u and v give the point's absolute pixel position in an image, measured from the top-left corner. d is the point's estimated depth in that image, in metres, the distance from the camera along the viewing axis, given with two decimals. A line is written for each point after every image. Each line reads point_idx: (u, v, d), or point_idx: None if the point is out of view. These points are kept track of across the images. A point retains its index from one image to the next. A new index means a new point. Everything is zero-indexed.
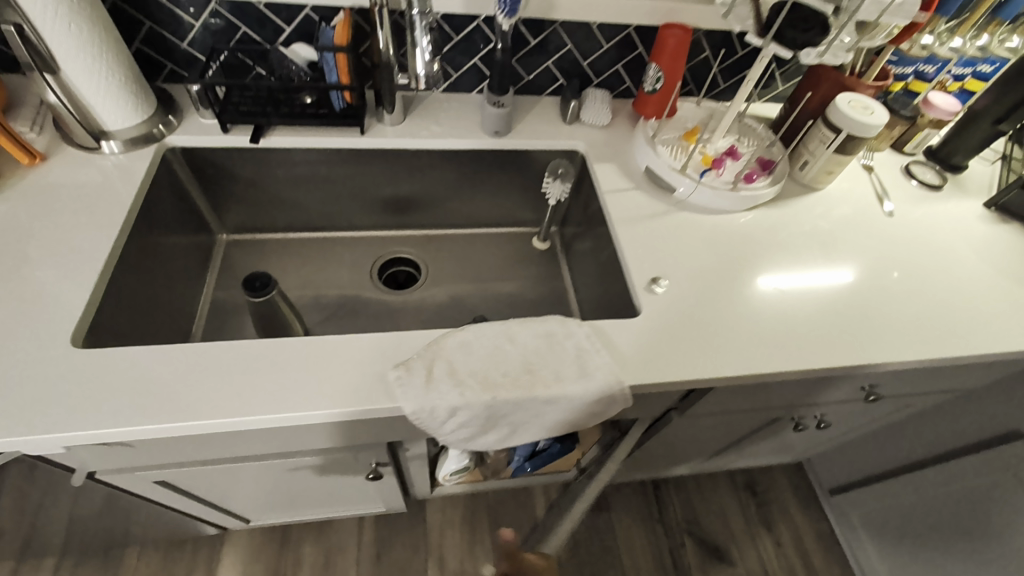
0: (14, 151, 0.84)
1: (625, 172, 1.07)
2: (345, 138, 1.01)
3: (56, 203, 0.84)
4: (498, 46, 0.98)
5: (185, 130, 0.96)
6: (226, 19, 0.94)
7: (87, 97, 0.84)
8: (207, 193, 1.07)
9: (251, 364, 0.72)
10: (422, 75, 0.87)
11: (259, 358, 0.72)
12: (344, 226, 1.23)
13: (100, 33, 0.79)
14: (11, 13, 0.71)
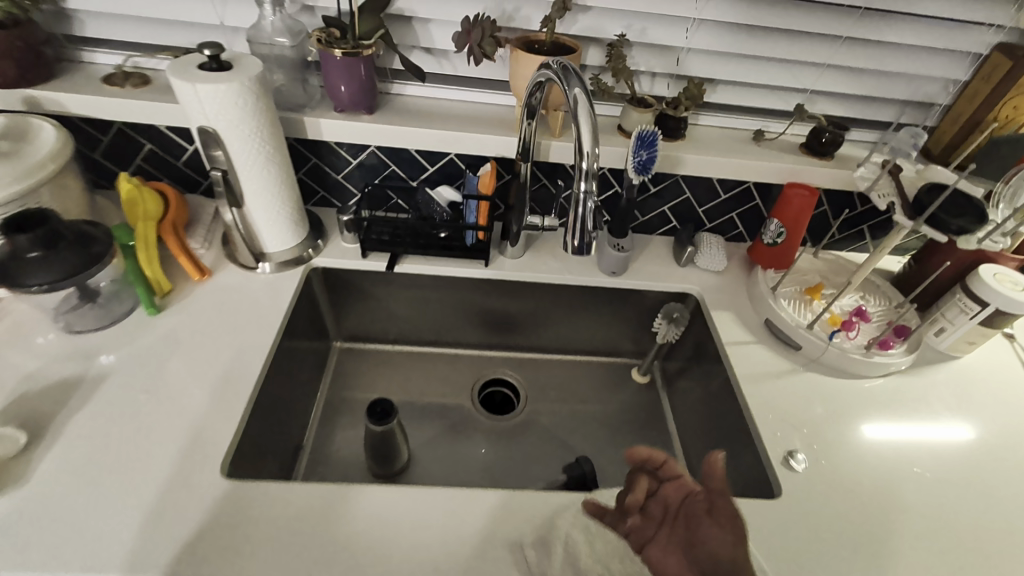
0: (190, 268, 0.93)
1: (744, 322, 1.04)
2: (470, 269, 1.06)
3: (216, 318, 0.90)
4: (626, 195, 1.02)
5: (329, 254, 1.04)
6: (380, 159, 1.05)
7: (258, 226, 0.93)
8: (332, 305, 1.14)
9: (383, 513, 0.70)
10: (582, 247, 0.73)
11: (391, 508, 0.70)
12: (448, 342, 1.25)
13: (283, 176, 0.90)
14: (221, 162, 0.82)
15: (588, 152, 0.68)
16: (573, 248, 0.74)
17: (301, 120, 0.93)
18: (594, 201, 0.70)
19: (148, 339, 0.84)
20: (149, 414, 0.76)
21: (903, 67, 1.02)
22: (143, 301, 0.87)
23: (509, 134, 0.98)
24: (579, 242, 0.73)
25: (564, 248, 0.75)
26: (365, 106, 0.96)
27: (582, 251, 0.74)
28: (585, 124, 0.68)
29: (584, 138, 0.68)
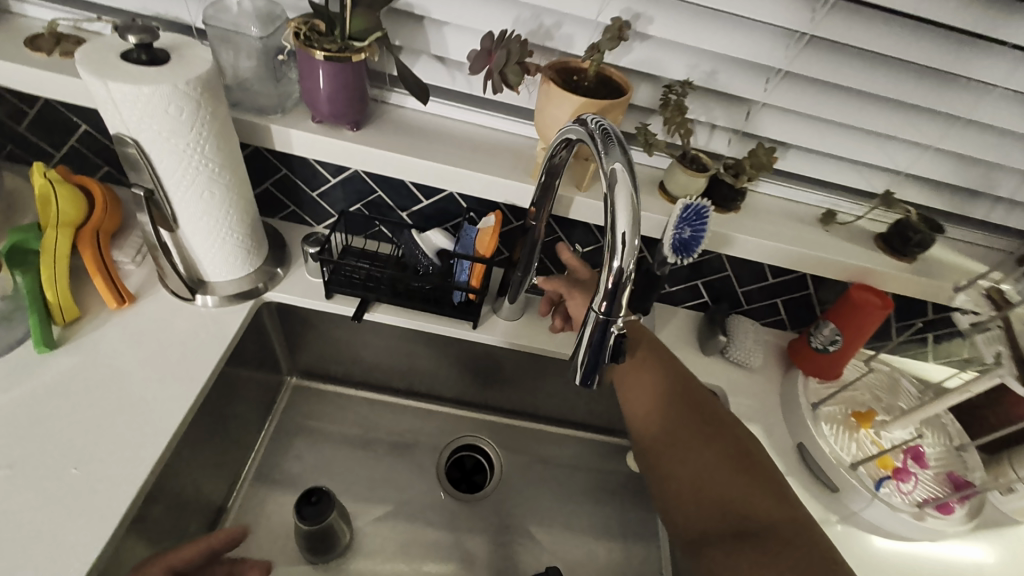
0: (107, 294, 0.75)
1: (772, 443, 0.86)
2: (454, 330, 0.87)
3: (125, 360, 0.72)
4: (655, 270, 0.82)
5: (286, 287, 0.86)
6: (364, 181, 0.86)
7: (197, 253, 0.74)
8: (287, 339, 0.96)
9: None
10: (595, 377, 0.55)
11: None
12: (420, 393, 1.07)
13: (234, 199, 0.71)
14: (146, 178, 0.63)
15: (623, 240, 0.49)
16: (579, 376, 0.56)
17: (269, 127, 0.75)
18: (620, 327, 0.52)
19: (31, 385, 0.67)
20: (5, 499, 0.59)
21: None
22: (34, 334, 0.69)
23: (524, 179, 0.79)
24: (587, 370, 0.55)
25: (568, 368, 0.58)
26: (349, 120, 0.76)
27: (590, 383, 0.56)
28: (623, 204, 0.48)
29: (619, 221, 0.49)
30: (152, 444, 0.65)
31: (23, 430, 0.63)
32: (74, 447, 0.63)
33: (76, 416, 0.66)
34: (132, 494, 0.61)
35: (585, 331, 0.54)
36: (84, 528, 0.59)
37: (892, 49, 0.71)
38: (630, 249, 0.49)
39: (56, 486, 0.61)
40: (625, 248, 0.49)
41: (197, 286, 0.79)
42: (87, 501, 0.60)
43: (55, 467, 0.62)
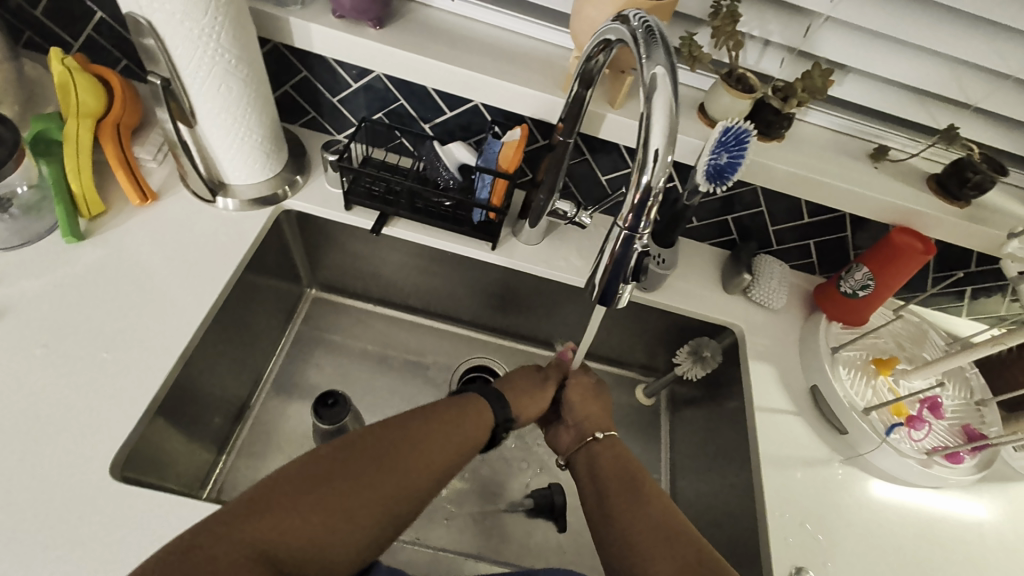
0: (131, 191, 0.75)
1: (785, 383, 0.86)
2: (472, 251, 0.86)
3: (148, 256, 0.73)
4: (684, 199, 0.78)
5: (306, 196, 0.85)
6: (387, 88, 0.82)
7: (216, 154, 0.73)
8: (307, 250, 0.97)
9: None
10: (612, 295, 0.54)
11: None
12: (436, 313, 1.09)
13: (252, 96, 0.69)
14: (162, 66, 0.61)
15: (655, 152, 0.46)
16: (596, 293, 0.55)
17: (288, 20, 0.71)
18: (643, 245, 0.51)
19: (62, 273, 0.69)
20: (40, 377, 0.62)
21: None
22: (61, 225, 0.70)
23: (554, 92, 0.74)
24: (606, 286, 0.54)
25: (586, 289, 0.58)
26: (371, 17, 0.71)
27: (607, 301, 0.55)
28: (658, 111, 0.45)
29: (653, 131, 0.45)
30: (179, 338, 0.68)
31: (56, 314, 0.66)
32: (103, 333, 0.66)
33: (104, 306, 0.68)
34: (160, 380, 0.64)
35: (604, 251, 0.53)
36: (116, 407, 0.62)
37: None
38: (662, 163, 0.46)
39: (87, 368, 0.63)
40: (658, 163, 0.46)
41: (217, 188, 0.79)
42: (118, 383, 0.63)
43: (87, 351, 0.64)
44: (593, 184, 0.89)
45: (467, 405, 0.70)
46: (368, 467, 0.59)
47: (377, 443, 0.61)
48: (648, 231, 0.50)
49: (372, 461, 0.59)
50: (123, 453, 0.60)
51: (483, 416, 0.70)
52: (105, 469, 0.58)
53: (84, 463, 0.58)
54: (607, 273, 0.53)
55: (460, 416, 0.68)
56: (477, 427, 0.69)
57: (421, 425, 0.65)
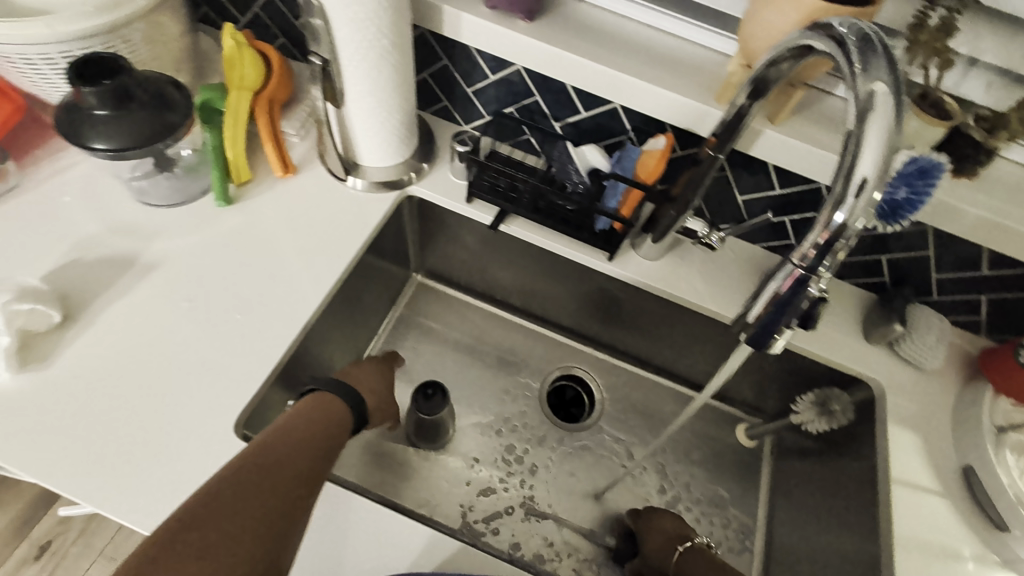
0: (276, 161, 0.79)
1: (931, 457, 0.74)
2: (588, 259, 0.82)
3: (281, 226, 0.76)
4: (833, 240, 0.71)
5: (430, 183, 0.85)
6: (525, 83, 0.80)
7: (356, 134, 0.75)
8: (419, 236, 0.98)
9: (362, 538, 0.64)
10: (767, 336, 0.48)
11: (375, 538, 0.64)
12: (533, 314, 1.06)
13: (399, 81, 0.69)
14: (325, 47, 0.63)
15: (860, 183, 0.39)
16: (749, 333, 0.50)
17: (442, 8, 0.70)
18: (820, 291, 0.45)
19: (209, 234, 0.74)
20: (184, 327, 0.66)
21: None
22: (215, 188, 0.75)
23: (709, 101, 0.67)
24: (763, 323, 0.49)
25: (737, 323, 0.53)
26: (525, 8, 0.69)
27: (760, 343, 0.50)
28: (876, 135, 0.39)
29: (864, 162, 0.39)
30: (304, 310, 0.70)
31: (201, 271, 0.70)
32: (238, 296, 0.69)
33: (242, 270, 0.71)
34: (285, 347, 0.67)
35: (767, 287, 0.48)
36: (245, 368, 0.65)
37: None
38: (866, 198, 0.40)
39: (223, 327, 0.67)
40: (861, 195, 0.39)
41: (350, 167, 0.81)
42: (249, 344, 0.66)
43: (223, 310, 0.68)
44: (727, 203, 0.82)
45: (306, 406, 0.63)
46: (216, 508, 0.50)
47: (226, 488, 0.51)
48: (829, 272, 0.44)
49: (225, 508, 0.50)
50: (246, 412, 0.63)
51: (331, 422, 0.63)
52: (229, 426, 0.61)
53: (213, 417, 0.62)
54: (764, 308, 0.47)
55: (305, 425, 0.60)
56: (322, 432, 0.61)
57: (261, 448, 0.55)
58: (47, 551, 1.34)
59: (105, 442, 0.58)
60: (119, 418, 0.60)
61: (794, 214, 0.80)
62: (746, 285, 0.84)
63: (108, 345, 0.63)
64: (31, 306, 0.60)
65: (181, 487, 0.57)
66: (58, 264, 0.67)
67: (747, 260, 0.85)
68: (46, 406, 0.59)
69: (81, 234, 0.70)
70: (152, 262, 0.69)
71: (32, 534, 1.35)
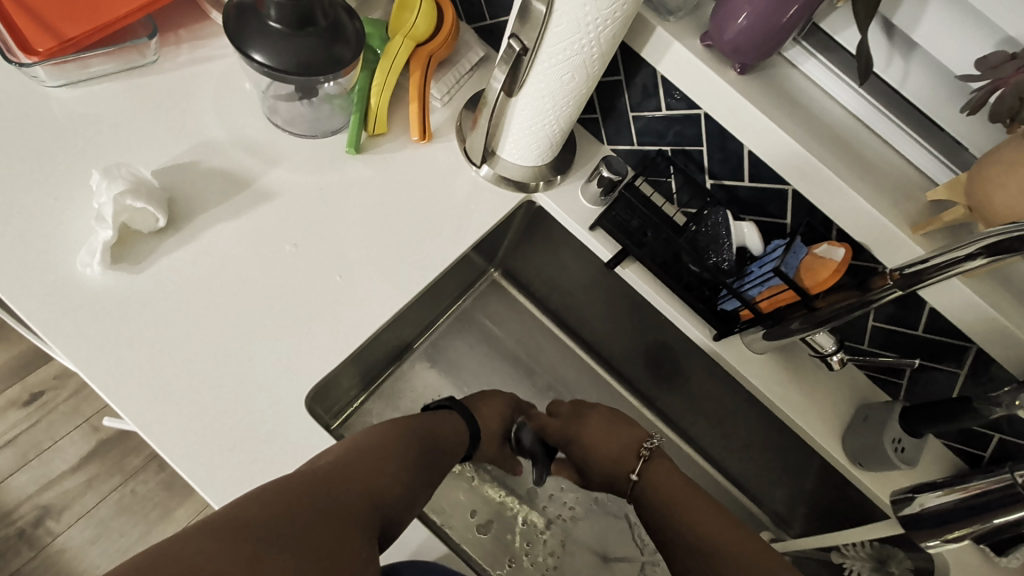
0: (416, 123, 0.73)
1: None
2: (694, 333, 0.76)
3: (402, 193, 0.71)
4: (999, 412, 0.64)
5: (558, 196, 0.79)
6: (698, 131, 0.73)
7: (511, 127, 0.70)
8: (517, 238, 0.92)
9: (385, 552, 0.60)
10: (933, 541, 0.61)
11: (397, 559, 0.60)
12: (598, 351, 1.02)
13: (581, 92, 0.64)
14: (529, 34, 0.57)
15: None
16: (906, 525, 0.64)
17: (655, 29, 0.64)
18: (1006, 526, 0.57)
19: (330, 179, 0.69)
20: (280, 271, 0.62)
21: None
22: (350, 134, 0.70)
23: (901, 225, 0.61)
24: (924, 523, 0.62)
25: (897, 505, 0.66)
26: (742, 61, 0.63)
27: (916, 535, 0.63)
28: None
29: None
30: (402, 295, 0.65)
31: (311, 215, 0.66)
32: (343, 257, 0.65)
33: (350, 229, 0.67)
34: (374, 328, 0.62)
35: (952, 493, 0.60)
36: (330, 339, 0.60)
37: None
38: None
39: (319, 285, 0.62)
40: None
41: (488, 155, 0.75)
42: (341, 313, 0.62)
43: (324, 270, 0.63)
44: (856, 321, 0.76)
45: (441, 414, 0.74)
46: (365, 461, 0.55)
47: (377, 449, 0.58)
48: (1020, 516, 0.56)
49: (374, 461, 0.56)
50: (319, 385, 0.59)
51: (444, 429, 0.72)
52: (301, 396, 0.57)
53: (288, 380, 0.57)
54: (944, 519, 0.60)
55: (437, 432, 0.70)
56: (432, 433, 0.68)
57: (386, 431, 0.61)
58: (38, 400, 1.26)
59: (175, 373, 0.55)
60: (190, 349, 0.56)
61: (926, 360, 0.74)
62: (844, 414, 0.78)
63: (203, 267, 0.59)
64: (142, 206, 0.57)
65: (240, 444, 0.54)
66: (170, 164, 0.63)
67: (849, 385, 0.80)
68: (124, 318, 0.55)
69: (203, 137, 0.66)
70: (268, 191, 0.65)
71: (29, 379, 1.28)
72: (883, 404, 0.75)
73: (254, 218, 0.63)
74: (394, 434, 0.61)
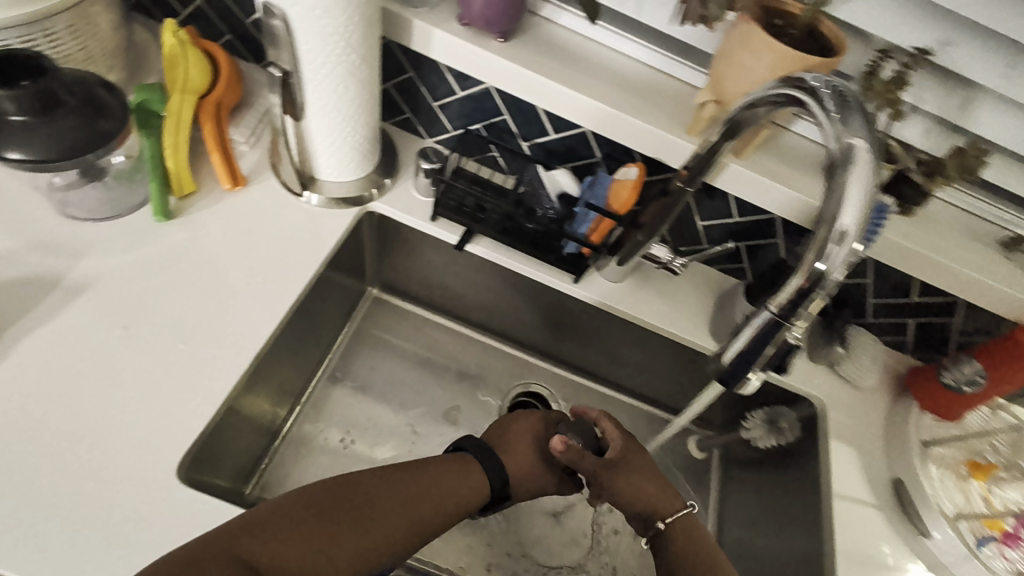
0: (223, 173, 0.73)
1: (867, 472, 0.80)
2: (555, 281, 0.81)
3: (228, 246, 0.70)
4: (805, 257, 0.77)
5: (393, 200, 0.81)
6: (494, 101, 0.78)
7: (315, 148, 0.71)
8: (377, 251, 0.93)
9: None
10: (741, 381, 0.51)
11: None
12: (496, 330, 1.04)
13: (365, 97, 0.66)
14: (286, 57, 0.58)
15: (844, 232, 0.41)
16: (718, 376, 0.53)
17: (411, 22, 0.68)
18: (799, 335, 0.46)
19: (147, 252, 0.67)
20: (118, 358, 0.60)
21: None
22: (154, 202, 0.69)
23: (675, 132, 0.69)
24: (733, 369, 0.51)
25: (709, 359, 0.54)
26: (499, 29, 0.68)
27: (729, 382, 0.53)
28: (855, 196, 0.41)
29: (844, 214, 0.41)
30: (255, 340, 0.65)
31: (136, 294, 0.64)
32: (183, 322, 0.64)
33: (183, 294, 0.65)
34: (234, 380, 0.62)
35: (747, 326, 0.49)
36: (187, 407, 0.59)
37: None
38: (845, 244, 0.42)
39: (162, 358, 0.61)
40: (841, 244, 0.42)
41: (307, 181, 0.76)
42: (193, 379, 0.61)
43: (164, 342, 0.62)
44: (688, 227, 0.84)
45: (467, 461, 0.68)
46: (310, 524, 0.55)
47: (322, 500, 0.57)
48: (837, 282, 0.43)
49: (315, 522, 0.56)
50: (190, 453, 0.58)
51: (466, 478, 0.66)
52: (171, 471, 0.56)
53: (155, 461, 0.56)
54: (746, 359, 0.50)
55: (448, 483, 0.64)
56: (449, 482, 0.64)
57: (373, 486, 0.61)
58: None
59: (28, 493, 0.52)
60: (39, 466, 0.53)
61: (752, 240, 0.84)
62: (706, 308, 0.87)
63: (29, 382, 0.57)
64: None
65: (119, 541, 0.52)
66: None
67: (703, 281, 0.88)
68: None
69: None
70: (80, 284, 0.63)
71: None
72: (732, 288, 0.84)
73: (71, 316, 0.61)
74: (378, 492, 0.60)
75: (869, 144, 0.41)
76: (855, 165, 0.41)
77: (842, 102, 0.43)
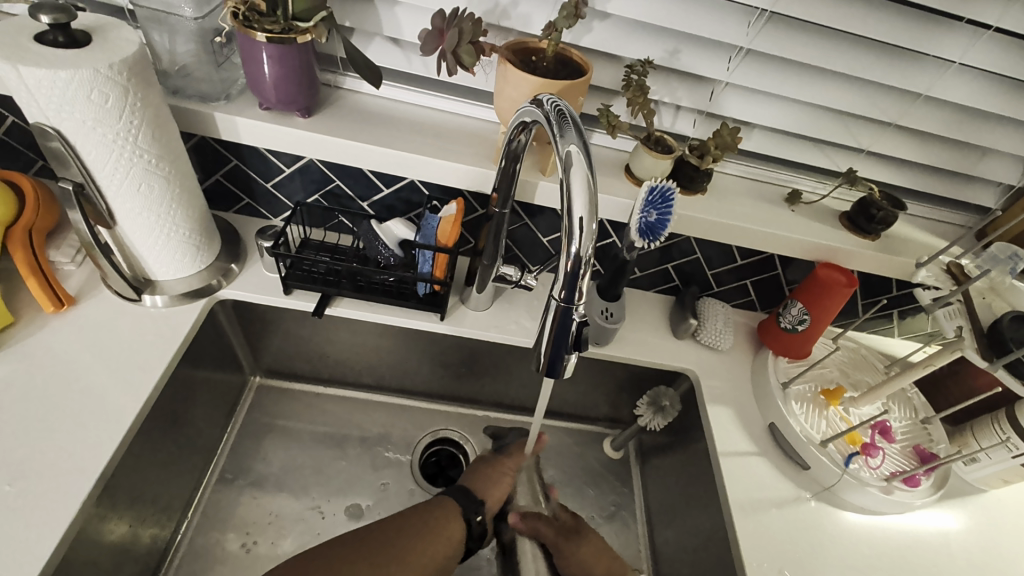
0: (43, 298, 0.70)
1: (745, 425, 0.86)
2: (420, 323, 0.84)
3: (58, 370, 0.67)
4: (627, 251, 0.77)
5: (243, 283, 0.81)
6: (322, 171, 0.82)
7: (139, 252, 0.70)
8: (247, 338, 0.92)
9: None
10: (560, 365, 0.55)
11: None
12: (391, 388, 1.04)
13: (177, 192, 0.67)
14: (74, 170, 0.59)
15: (579, 222, 0.47)
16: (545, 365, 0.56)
17: (213, 116, 0.71)
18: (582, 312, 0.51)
19: None
20: None
21: (996, 145, 0.80)
22: None
23: (485, 164, 0.76)
24: (550, 357, 0.55)
25: (534, 355, 0.58)
26: (299, 107, 0.72)
27: (554, 370, 0.56)
28: (579, 188, 0.47)
29: (575, 204, 0.47)
30: (96, 460, 0.61)
31: None
32: (8, 462, 0.59)
33: (8, 432, 0.61)
34: (74, 509, 0.58)
35: (547, 315, 0.54)
36: (16, 554, 0.54)
37: (828, 49, 0.72)
38: (588, 233, 0.47)
39: None
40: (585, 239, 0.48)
41: (142, 285, 0.74)
42: (23, 520, 0.56)
43: None
44: (536, 244, 0.91)
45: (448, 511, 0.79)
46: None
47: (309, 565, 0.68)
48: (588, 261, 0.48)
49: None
50: None
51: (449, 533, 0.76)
52: None
53: None
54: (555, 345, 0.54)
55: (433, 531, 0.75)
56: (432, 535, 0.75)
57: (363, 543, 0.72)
58: None
59: None
60: None
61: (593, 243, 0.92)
62: None
63: None
64: None
65: None
66: None
67: None
68: None
69: None
70: None
71: None
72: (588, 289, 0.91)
73: None
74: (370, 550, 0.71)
75: (582, 149, 0.47)
76: (572, 169, 0.47)
77: (561, 121, 0.49)
